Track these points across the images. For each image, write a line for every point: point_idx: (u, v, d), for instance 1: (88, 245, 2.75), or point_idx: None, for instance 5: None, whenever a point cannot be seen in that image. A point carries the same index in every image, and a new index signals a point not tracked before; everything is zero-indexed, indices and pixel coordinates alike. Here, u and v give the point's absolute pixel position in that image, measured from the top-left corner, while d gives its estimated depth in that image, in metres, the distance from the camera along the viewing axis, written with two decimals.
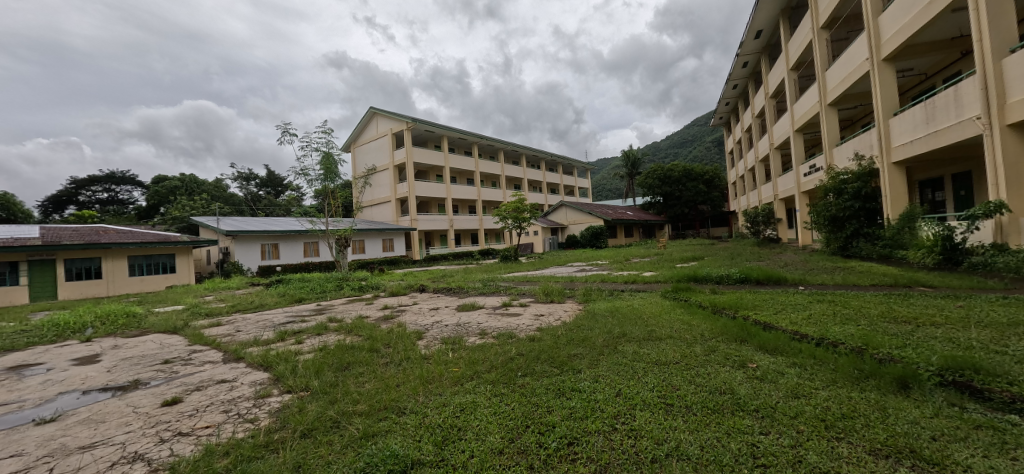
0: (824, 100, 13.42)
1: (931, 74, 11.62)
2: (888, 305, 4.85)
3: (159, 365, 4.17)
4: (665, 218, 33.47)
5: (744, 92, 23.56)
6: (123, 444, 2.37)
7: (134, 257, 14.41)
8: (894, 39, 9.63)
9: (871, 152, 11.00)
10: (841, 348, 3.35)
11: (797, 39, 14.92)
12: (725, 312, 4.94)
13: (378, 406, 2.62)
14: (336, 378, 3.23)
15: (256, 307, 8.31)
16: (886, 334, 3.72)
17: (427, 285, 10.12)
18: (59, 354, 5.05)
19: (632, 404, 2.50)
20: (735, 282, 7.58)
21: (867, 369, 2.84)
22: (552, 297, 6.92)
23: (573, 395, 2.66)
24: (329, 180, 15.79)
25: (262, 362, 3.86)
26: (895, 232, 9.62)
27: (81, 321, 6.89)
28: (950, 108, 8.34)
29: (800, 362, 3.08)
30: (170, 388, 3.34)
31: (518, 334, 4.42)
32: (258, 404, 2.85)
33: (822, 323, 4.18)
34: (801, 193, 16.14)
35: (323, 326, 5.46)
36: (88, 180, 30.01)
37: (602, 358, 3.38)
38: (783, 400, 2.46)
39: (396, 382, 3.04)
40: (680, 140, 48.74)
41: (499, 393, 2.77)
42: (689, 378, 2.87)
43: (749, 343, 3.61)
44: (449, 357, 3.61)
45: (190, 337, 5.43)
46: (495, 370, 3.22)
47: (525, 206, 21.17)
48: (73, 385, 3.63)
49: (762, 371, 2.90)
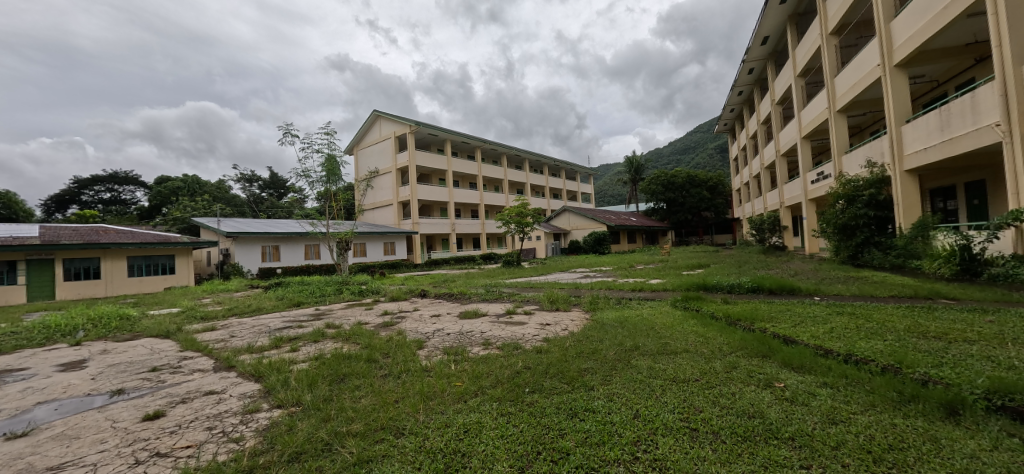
0: (832, 106, 13.21)
1: (943, 81, 11.43)
2: (913, 319, 4.59)
3: (146, 373, 3.96)
4: (669, 224, 33.20)
5: (749, 99, 23.38)
6: (94, 465, 2.15)
7: (133, 257, 14.23)
8: (908, 45, 9.42)
9: (882, 159, 10.77)
10: (873, 366, 3.11)
11: (805, 46, 14.78)
12: (740, 324, 4.70)
13: (375, 426, 2.40)
14: (331, 391, 3.01)
15: (254, 311, 8.10)
16: (918, 351, 3.48)
17: (429, 290, 9.89)
18: (45, 359, 4.84)
19: (654, 428, 2.27)
20: (747, 291, 7.34)
21: (907, 392, 2.60)
22: (558, 305, 6.69)
23: (586, 416, 2.44)
24: (330, 182, 15.66)
25: (254, 372, 3.65)
26: (907, 241, 9.36)
27: (73, 324, 6.68)
28: (967, 115, 8.11)
29: (832, 382, 2.84)
30: (153, 400, 3.13)
31: (524, 345, 4.19)
32: (246, 420, 2.64)
33: (847, 337, 3.94)
34: (809, 200, 15.89)
35: (320, 333, 5.25)
36: (92, 180, 30.07)
37: (616, 374, 3.16)
38: (821, 427, 2.23)
39: (394, 398, 2.83)
40: (683, 146, 48.60)
41: (507, 413, 2.55)
42: (712, 399, 2.62)
43: (771, 359, 3.37)
44: (452, 370, 3.38)
45: (182, 343, 5.23)
46: (500, 385, 3.00)
47: (528, 211, 20.87)
48: (53, 395, 3.41)
49: (791, 392, 2.67)
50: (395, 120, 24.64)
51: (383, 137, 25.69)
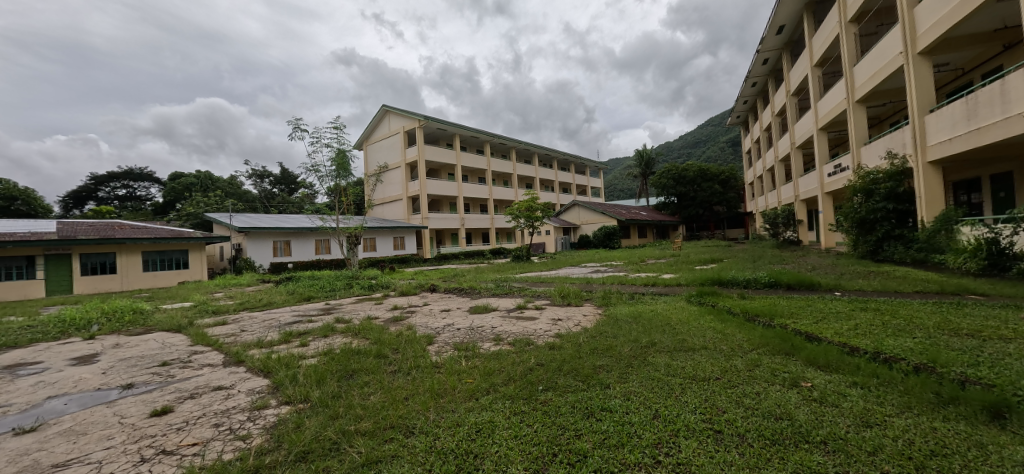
0: (850, 96, 12.76)
1: (969, 69, 10.97)
2: (942, 315, 4.39)
3: (156, 367, 3.95)
4: (679, 219, 32.78)
5: (763, 90, 22.81)
6: (99, 463, 2.11)
7: (148, 252, 14.42)
8: (932, 32, 9.02)
9: (903, 150, 10.38)
10: (902, 365, 2.93)
11: (822, 35, 14.32)
12: (759, 320, 4.54)
13: (384, 424, 2.33)
14: (340, 388, 2.95)
15: (265, 306, 8.12)
16: (951, 350, 3.29)
17: (439, 285, 9.84)
18: (59, 352, 4.89)
19: (675, 430, 2.15)
20: (763, 286, 7.16)
21: (946, 394, 2.40)
22: (569, 300, 6.58)
23: (604, 416, 2.33)
24: (338, 177, 15.71)
25: (262, 367, 3.61)
26: (929, 235, 9.02)
27: (88, 318, 6.76)
28: (995, 104, 7.74)
29: (861, 381, 2.66)
30: (162, 394, 3.11)
31: (536, 341, 4.09)
32: (253, 417, 2.59)
33: (874, 335, 3.75)
34: (824, 193, 15.46)
35: (330, 327, 5.23)
36: (108, 177, 30.64)
37: (632, 371, 3.05)
38: (854, 430, 2.07)
39: (404, 395, 2.75)
40: (693, 140, 47.89)
41: (520, 412, 2.46)
42: (735, 398, 2.49)
43: (794, 357, 3.22)
44: (462, 367, 3.29)
45: (193, 337, 5.25)
46: (512, 383, 2.91)
47: (537, 205, 20.71)
48: (63, 389, 3.41)
49: (819, 392, 2.50)
50: (403, 115, 24.64)
51: (392, 132, 25.69)
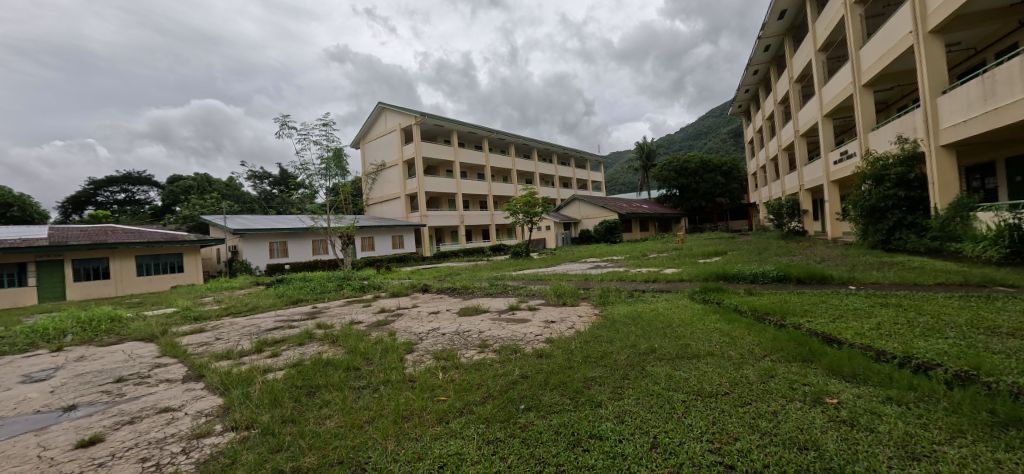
0: (857, 79, 12.19)
1: (982, 48, 10.45)
2: (973, 311, 3.95)
3: (109, 384, 3.65)
4: (682, 211, 32.19)
5: (766, 78, 22.17)
6: None
7: (141, 256, 14.16)
8: (944, 10, 8.50)
9: (914, 135, 9.85)
10: (940, 374, 2.51)
11: (826, 17, 13.67)
12: (770, 320, 4.15)
13: (331, 460, 1.97)
14: (294, 410, 2.60)
15: (249, 310, 7.79)
16: (993, 353, 2.87)
17: (432, 285, 9.43)
18: (18, 367, 4.58)
19: (678, 464, 1.78)
20: (773, 281, 6.73)
21: (1003, 413, 1.96)
22: (565, 299, 6.18)
23: (592, 445, 1.97)
24: (330, 175, 15.32)
25: (219, 384, 3.27)
26: (943, 223, 8.55)
27: (62, 328, 6.45)
28: (1015, 81, 7.20)
29: (895, 395, 2.26)
30: (101, 420, 2.82)
31: (524, 348, 3.70)
32: (188, 448, 2.25)
33: (900, 336, 3.33)
34: (831, 181, 14.89)
35: (307, 335, 4.89)
36: (106, 181, 30.53)
37: (627, 385, 2.67)
38: (898, 464, 1.68)
39: (365, 419, 2.40)
40: (695, 131, 47.23)
41: (494, 440, 2.09)
42: (749, 421, 2.10)
43: (814, 365, 2.83)
44: (438, 381, 2.93)
45: (162, 347, 4.93)
46: (491, 401, 2.54)
47: (537, 200, 20.18)
48: (1, 412, 3.13)
49: (849, 412, 2.10)
50: (399, 112, 24.22)
51: (388, 129, 25.31)
